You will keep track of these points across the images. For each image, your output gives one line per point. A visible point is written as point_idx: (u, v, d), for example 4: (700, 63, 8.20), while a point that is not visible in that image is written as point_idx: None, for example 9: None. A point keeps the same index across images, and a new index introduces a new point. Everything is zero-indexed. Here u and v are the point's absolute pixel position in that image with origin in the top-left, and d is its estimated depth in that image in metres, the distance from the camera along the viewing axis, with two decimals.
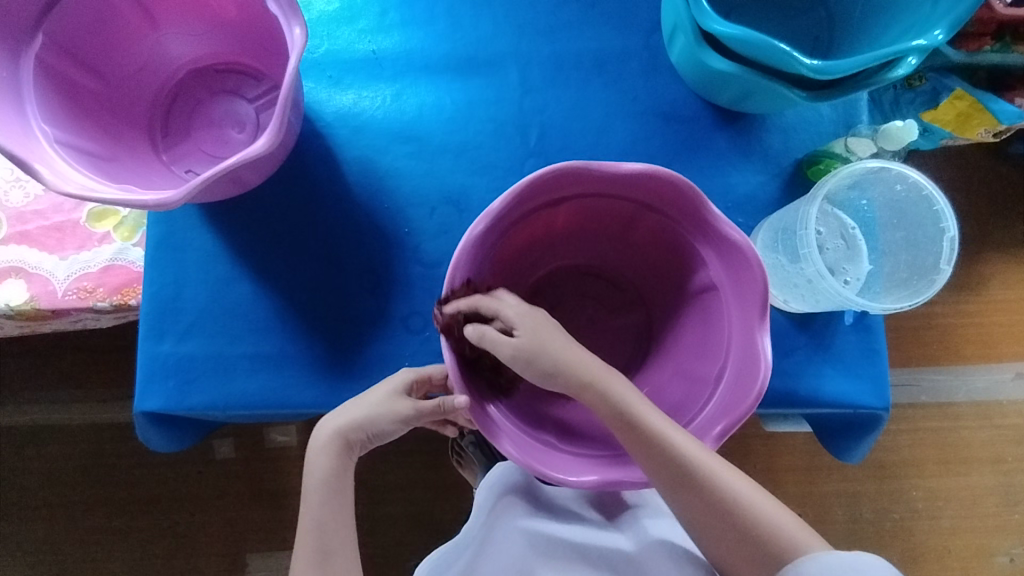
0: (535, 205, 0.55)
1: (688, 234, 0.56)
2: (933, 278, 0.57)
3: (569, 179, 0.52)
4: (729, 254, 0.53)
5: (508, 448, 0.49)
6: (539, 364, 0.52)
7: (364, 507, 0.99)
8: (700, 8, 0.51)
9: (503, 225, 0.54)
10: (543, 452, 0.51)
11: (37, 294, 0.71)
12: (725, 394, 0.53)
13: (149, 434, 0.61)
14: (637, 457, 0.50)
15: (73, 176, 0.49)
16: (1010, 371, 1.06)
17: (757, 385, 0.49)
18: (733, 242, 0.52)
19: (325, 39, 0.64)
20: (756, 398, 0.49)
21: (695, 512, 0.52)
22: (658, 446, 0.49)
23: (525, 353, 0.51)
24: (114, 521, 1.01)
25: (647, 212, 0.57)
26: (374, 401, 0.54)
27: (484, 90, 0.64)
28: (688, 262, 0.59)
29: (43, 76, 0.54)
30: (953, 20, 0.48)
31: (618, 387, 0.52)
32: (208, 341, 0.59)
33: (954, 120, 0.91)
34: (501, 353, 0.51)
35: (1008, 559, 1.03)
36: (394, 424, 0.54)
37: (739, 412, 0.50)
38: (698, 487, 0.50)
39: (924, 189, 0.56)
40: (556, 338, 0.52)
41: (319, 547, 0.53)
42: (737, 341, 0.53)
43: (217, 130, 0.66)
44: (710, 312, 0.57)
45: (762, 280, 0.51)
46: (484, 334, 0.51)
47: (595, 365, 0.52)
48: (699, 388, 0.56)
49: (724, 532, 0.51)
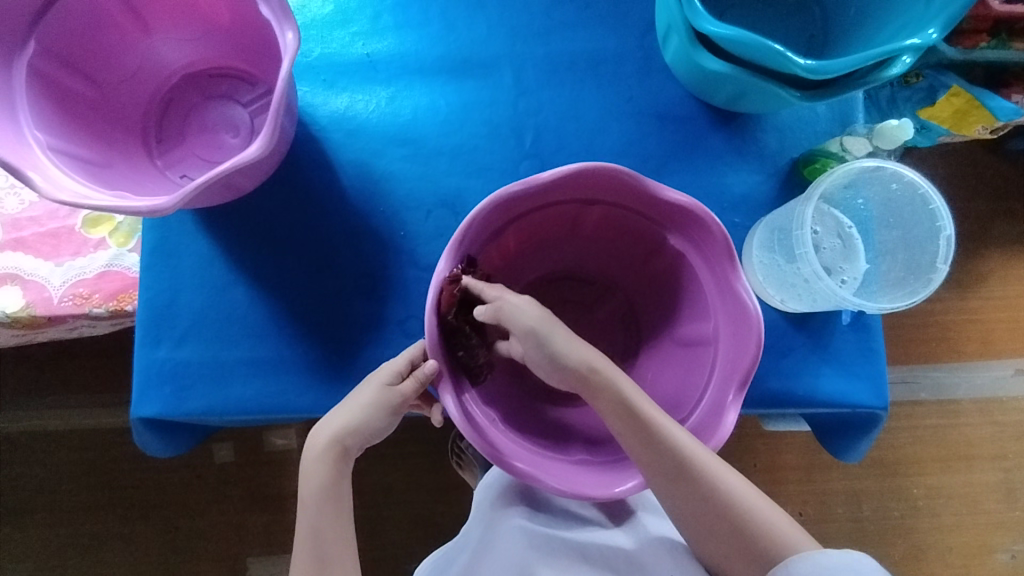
0: (517, 212, 0.56)
1: (648, 219, 0.57)
2: (930, 277, 0.56)
3: (551, 186, 0.53)
4: (690, 225, 0.54)
5: (525, 466, 0.50)
6: (545, 347, 0.53)
7: (363, 510, 0.99)
8: (693, 8, 0.51)
9: (485, 233, 0.55)
10: (564, 470, 0.52)
11: (32, 300, 0.71)
12: (727, 352, 0.54)
13: (146, 441, 0.61)
14: (624, 439, 0.52)
15: (66, 184, 0.49)
16: (1010, 367, 1.06)
17: (755, 330, 0.50)
18: (682, 208, 0.53)
19: (318, 42, 0.64)
20: (756, 347, 0.50)
21: (681, 498, 0.52)
22: (642, 422, 0.51)
23: (536, 332, 0.52)
24: (114, 526, 1.01)
25: (613, 208, 0.58)
26: (364, 403, 0.54)
27: (478, 92, 0.64)
28: (655, 245, 0.59)
29: (35, 83, 0.54)
30: (947, 18, 0.48)
31: (608, 370, 0.53)
32: (204, 347, 0.59)
33: (951, 116, 0.91)
34: (516, 326, 0.53)
35: (1010, 556, 1.03)
36: (388, 418, 0.54)
37: (744, 368, 0.51)
38: (685, 477, 0.51)
39: (919, 188, 0.56)
40: (564, 330, 0.54)
41: (317, 553, 0.53)
42: (724, 300, 0.54)
43: (211, 135, 0.66)
44: (695, 297, 0.58)
45: (726, 240, 0.52)
46: (500, 305, 0.53)
47: (598, 355, 0.54)
48: (699, 376, 0.56)
49: (703, 513, 0.52)
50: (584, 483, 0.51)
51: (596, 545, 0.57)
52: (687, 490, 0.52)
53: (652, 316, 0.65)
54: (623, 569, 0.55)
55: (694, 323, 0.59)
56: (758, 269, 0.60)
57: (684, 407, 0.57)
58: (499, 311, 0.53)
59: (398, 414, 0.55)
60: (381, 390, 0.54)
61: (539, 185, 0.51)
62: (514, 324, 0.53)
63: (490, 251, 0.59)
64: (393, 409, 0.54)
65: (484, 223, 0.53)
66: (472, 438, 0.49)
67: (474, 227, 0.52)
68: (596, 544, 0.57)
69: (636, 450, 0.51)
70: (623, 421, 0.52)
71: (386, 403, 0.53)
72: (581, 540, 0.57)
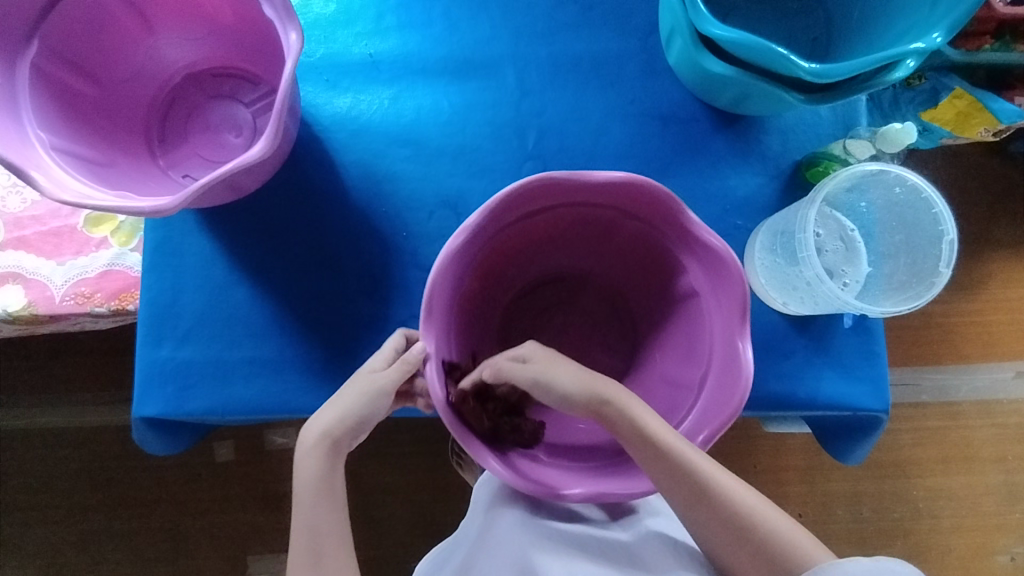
0: (500, 227, 0.56)
1: (607, 206, 0.57)
2: (932, 281, 0.56)
3: (486, 223, 0.52)
4: (640, 198, 0.53)
5: (576, 489, 0.50)
6: (553, 389, 0.53)
7: (362, 510, 1.00)
8: (698, 12, 0.50)
9: (475, 247, 0.54)
10: (587, 479, 0.52)
11: (35, 299, 0.71)
12: (713, 299, 0.55)
13: (146, 439, 0.60)
14: (641, 464, 0.51)
15: (69, 184, 0.49)
16: (1010, 370, 1.06)
17: (735, 268, 0.51)
18: (622, 184, 0.52)
19: (321, 42, 0.64)
20: (740, 280, 0.51)
21: (696, 515, 0.52)
22: (654, 445, 0.50)
23: (538, 380, 0.54)
24: (114, 523, 1.02)
25: (584, 207, 0.57)
26: (354, 388, 0.54)
27: (481, 92, 0.64)
28: (610, 221, 0.59)
29: (38, 83, 0.54)
30: (951, 22, 0.48)
31: (621, 398, 0.53)
32: (206, 347, 0.59)
33: (954, 119, 0.90)
34: (520, 380, 0.54)
35: (1009, 557, 1.03)
36: (378, 403, 0.54)
37: (736, 292, 0.52)
38: (697, 491, 0.51)
39: (923, 191, 0.56)
40: (565, 367, 0.54)
41: (314, 549, 0.53)
42: (696, 252, 0.55)
43: (214, 135, 0.66)
44: (674, 268, 0.59)
45: (673, 200, 0.52)
46: (497, 367, 0.54)
47: (602, 381, 0.53)
48: (699, 334, 0.57)
49: (717, 528, 0.52)
50: (616, 489, 0.51)
51: (597, 542, 0.57)
52: (700, 504, 0.52)
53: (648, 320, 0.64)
54: (626, 564, 0.55)
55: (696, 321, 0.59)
56: (761, 271, 0.60)
57: (680, 410, 0.57)
58: (500, 373, 0.54)
59: (390, 398, 0.54)
60: (366, 377, 0.54)
61: (472, 232, 0.51)
62: (518, 380, 0.54)
63: (483, 260, 0.58)
64: (382, 393, 0.53)
65: (464, 253, 0.52)
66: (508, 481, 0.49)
67: (447, 275, 0.51)
68: (597, 540, 0.57)
69: (652, 471, 0.50)
70: (642, 449, 0.50)
71: (373, 388, 0.53)
72: (585, 536, 0.57)
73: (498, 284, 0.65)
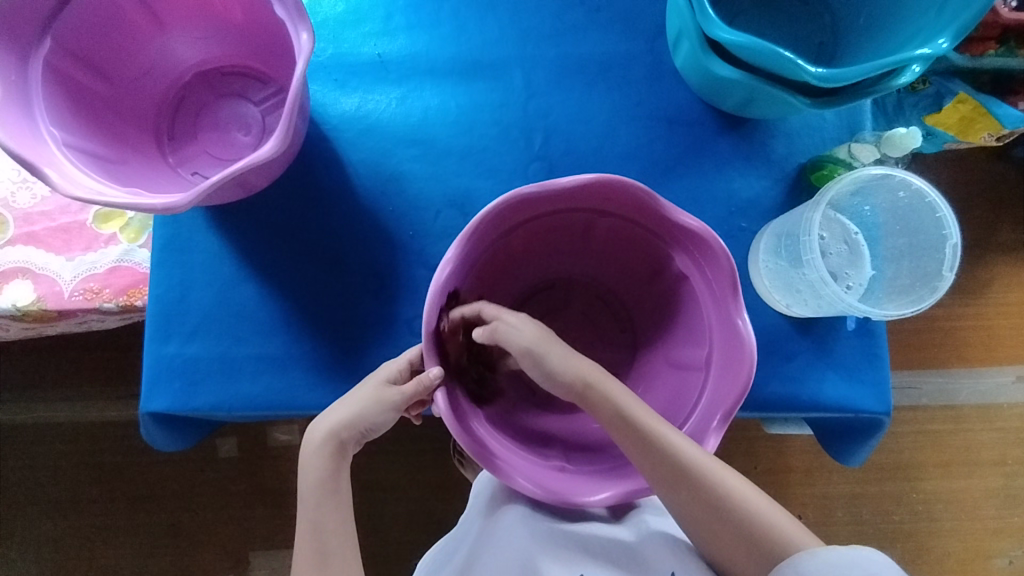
0: (494, 236, 0.57)
1: (586, 207, 0.57)
2: (937, 285, 0.57)
3: (473, 240, 0.53)
4: (613, 195, 0.54)
5: (597, 496, 0.51)
6: (540, 363, 0.54)
7: (364, 507, 1.00)
8: (707, 16, 0.51)
9: (473, 253, 0.55)
10: (591, 481, 0.53)
11: (43, 294, 0.72)
12: (704, 286, 0.55)
13: (153, 434, 0.61)
14: (631, 455, 0.52)
15: (81, 180, 0.50)
16: (1011, 374, 1.07)
17: (719, 248, 0.52)
18: (592, 184, 0.52)
19: (330, 42, 0.64)
20: (727, 259, 0.52)
21: (684, 504, 0.53)
22: (639, 434, 0.52)
23: (530, 350, 0.54)
24: (117, 517, 1.02)
25: (566, 213, 0.58)
26: (363, 394, 0.55)
27: (489, 94, 0.64)
28: (586, 221, 0.59)
29: (51, 80, 0.54)
30: (958, 28, 0.49)
31: (602, 382, 0.54)
32: (214, 343, 0.60)
33: (957, 123, 0.91)
34: (512, 345, 0.54)
35: (1007, 561, 1.03)
36: (385, 415, 0.54)
37: (723, 270, 0.52)
38: (689, 485, 0.52)
39: (926, 194, 0.57)
40: (558, 348, 0.54)
41: (319, 549, 0.53)
42: (682, 239, 0.55)
43: (223, 132, 0.66)
44: (663, 260, 0.59)
45: (646, 193, 0.51)
46: (496, 325, 0.54)
47: (587, 364, 0.54)
48: (697, 317, 0.58)
49: (712, 523, 0.53)
50: (627, 490, 0.52)
51: (596, 538, 0.57)
52: (693, 499, 0.53)
53: (651, 321, 0.65)
54: (626, 563, 0.55)
55: (690, 325, 0.59)
56: (765, 273, 0.60)
57: (682, 410, 0.57)
58: (496, 333, 0.54)
59: (399, 411, 0.55)
60: (379, 386, 0.55)
61: (455, 262, 0.51)
62: (510, 343, 0.54)
63: (483, 263, 0.59)
64: (390, 404, 0.54)
65: (461, 263, 0.53)
66: (523, 488, 0.50)
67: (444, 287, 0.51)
68: (595, 536, 0.57)
69: (638, 460, 0.52)
70: (625, 436, 0.52)
71: (383, 397, 0.54)
72: (585, 533, 0.57)
73: (500, 287, 0.65)
